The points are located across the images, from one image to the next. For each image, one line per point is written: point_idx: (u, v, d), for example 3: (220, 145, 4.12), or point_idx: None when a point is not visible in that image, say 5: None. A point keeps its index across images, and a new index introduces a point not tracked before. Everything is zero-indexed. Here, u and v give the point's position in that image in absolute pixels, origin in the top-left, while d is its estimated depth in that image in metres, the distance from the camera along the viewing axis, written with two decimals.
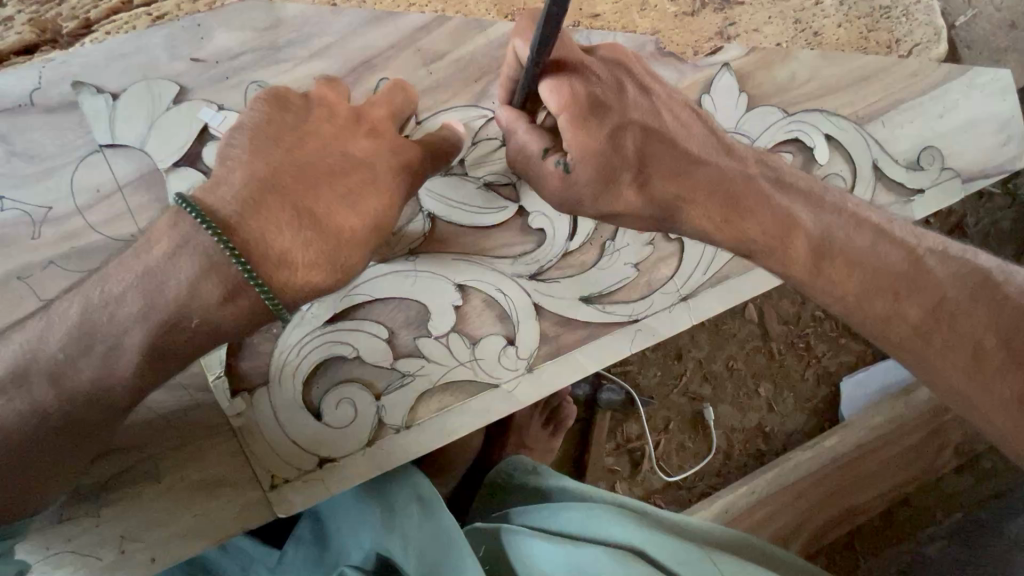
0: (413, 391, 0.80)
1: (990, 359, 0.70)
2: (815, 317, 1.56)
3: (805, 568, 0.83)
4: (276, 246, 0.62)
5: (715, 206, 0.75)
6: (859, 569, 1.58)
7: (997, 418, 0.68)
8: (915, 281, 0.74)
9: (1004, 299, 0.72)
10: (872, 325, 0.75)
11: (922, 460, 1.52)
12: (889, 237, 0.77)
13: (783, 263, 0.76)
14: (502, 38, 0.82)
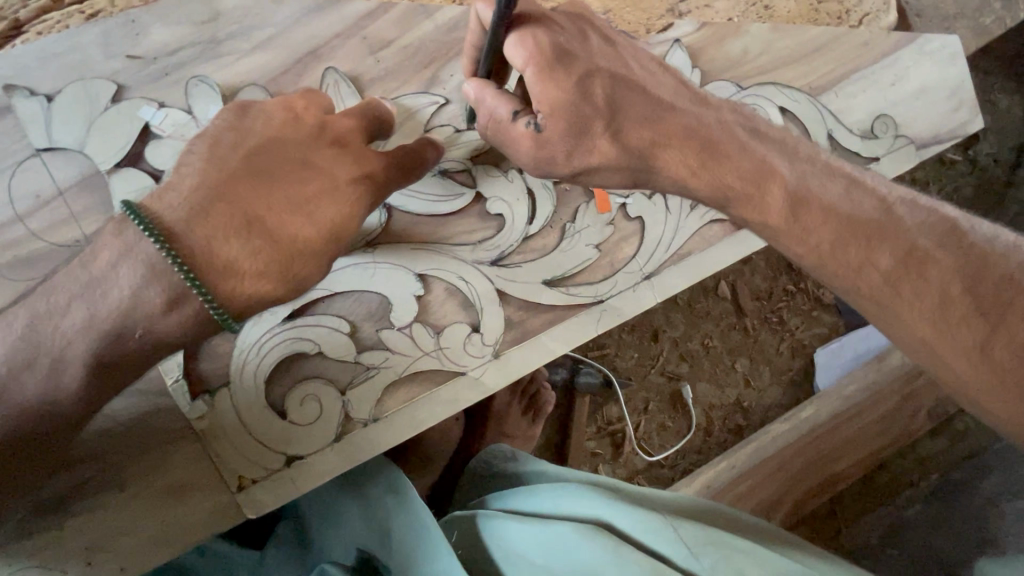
0: (379, 384, 0.79)
1: (955, 307, 0.68)
2: (786, 291, 1.58)
3: (773, 531, 0.84)
4: (223, 254, 0.62)
5: (692, 151, 0.72)
6: (841, 535, 1.62)
7: (957, 365, 0.68)
8: (885, 229, 0.71)
9: (966, 246, 0.71)
10: (844, 276, 0.71)
11: (899, 426, 1.55)
12: (860, 189, 0.75)
13: (761, 211, 0.73)
14: (449, 23, 0.81)
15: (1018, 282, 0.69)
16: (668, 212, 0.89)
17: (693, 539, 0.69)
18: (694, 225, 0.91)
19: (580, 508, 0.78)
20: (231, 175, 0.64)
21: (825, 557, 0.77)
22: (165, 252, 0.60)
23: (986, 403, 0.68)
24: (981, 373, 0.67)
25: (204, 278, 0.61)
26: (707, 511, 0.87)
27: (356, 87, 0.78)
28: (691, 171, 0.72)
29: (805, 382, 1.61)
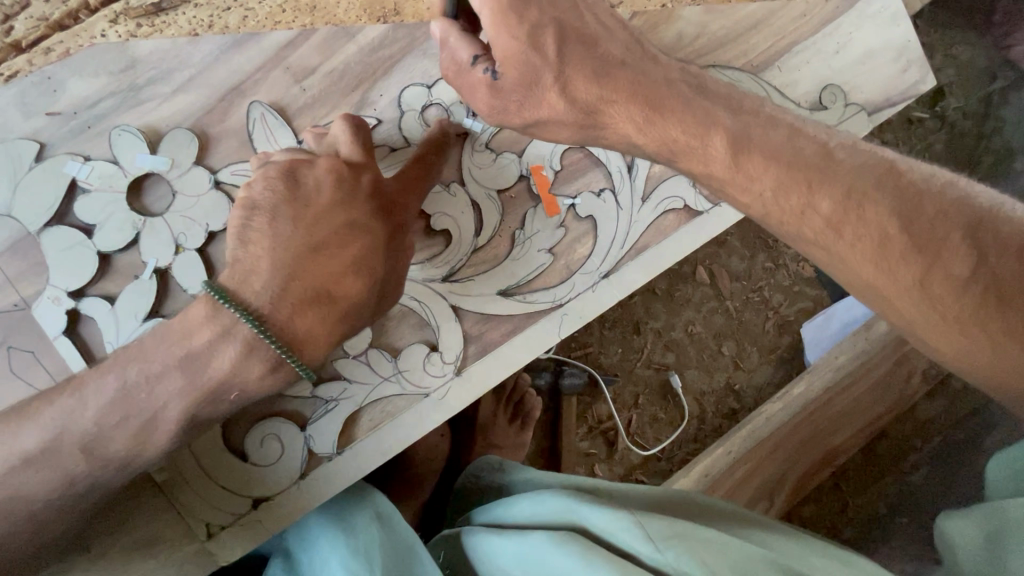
0: (341, 415, 0.78)
1: (894, 246, 0.62)
2: (766, 269, 1.56)
3: (750, 520, 0.84)
4: (303, 329, 0.65)
5: (638, 104, 0.69)
6: (847, 508, 1.60)
7: (905, 308, 0.63)
8: (826, 171, 0.65)
9: (908, 184, 0.64)
10: (785, 222, 0.67)
11: (894, 391, 1.53)
12: (801, 135, 0.69)
13: (705, 162, 0.69)
14: (373, 43, 0.80)
15: (954, 216, 0.62)
16: (619, 208, 0.88)
17: (658, 534, 0.66)
18: (647, 218, 0.89)
19: (558, 510, 0.78)
20: (281, 251, 0.65)
21: (797, 544, 0.74)
22: (259, 332, 0.62)
23: (935, 343, 0.62)
24: (920, 309, 0.61)
25: (295, 350, 0.65)
26: (688, 507, 0.86)
27: (285, 117, 0.77)
28: (638, 125, 0.69)
29: (795, 358, 1.59)
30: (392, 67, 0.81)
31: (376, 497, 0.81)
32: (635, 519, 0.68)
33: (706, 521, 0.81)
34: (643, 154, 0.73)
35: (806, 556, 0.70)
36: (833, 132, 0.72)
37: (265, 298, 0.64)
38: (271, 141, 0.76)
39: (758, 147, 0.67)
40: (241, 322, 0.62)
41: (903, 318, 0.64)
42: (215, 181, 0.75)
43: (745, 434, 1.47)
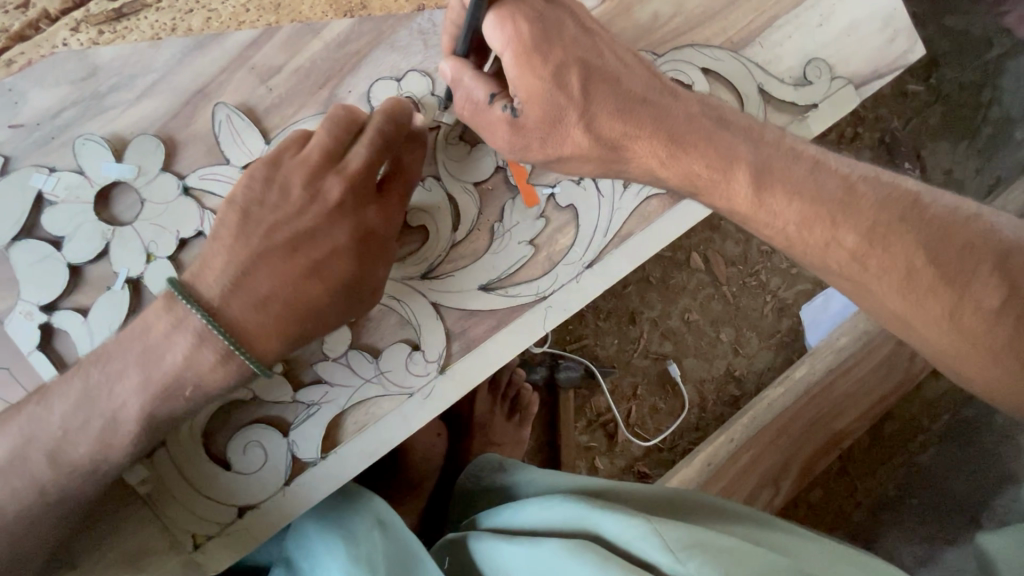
0: (323, 419, 0.77)
1: (921, 277, 0.64)
2: (762, 253, 1.53)
3: (754, 518, 0.84)
4: (255, 325, 0.65)
5: (662, 141, 0.69)
6: (857, 492, 1.57)
7: (932, 336, 0.66)
8: (848, 207, 0.66)
9: (931, 218, 0.66)
10: (812, 255, 0.69)
11: (898, 371, 1.50)
12: (827, 169, 0.70)
13: (727, 198, 0.70)
14: (339, 38, 0.78)
15: (980, 250, 0.64)
16: (601, 196, 0.86)
17: (677, 542, 0.65)
18: (631, 204, 0.87)
19: (569, 516, 0.77)
20: (254, 251, 0.66)
21: (827, 552, 0.75)
22: (210, 325, 0.64)
23: (965, 369, 0.66)
24: (949, 338, 0.64)
25: (247, 346, 0.65)
26: (702, 510, 0.86)
27: (252, 118, 0.76)
28: (662, 160, 0.70)
29: (796, 342, 1.56)
30: (359, 62, 0.79)
31: (376, 501, 0.83)
32: (652, 528, 0.67)
33: (718, 522, 0.81)
34: (665, 185, 0.74)
35: (828, 563, 0.72)
36: (866, 168, 0.72)
37: (216, 290, 0.65)
38: (239, 143, 0.75)
39: (782, 180, 0.68)
40: (194, 315, 0.64)
41: (931, 344, 0.67)
42: (183, 186, 0.73)
43: (747, 421, 1.45)
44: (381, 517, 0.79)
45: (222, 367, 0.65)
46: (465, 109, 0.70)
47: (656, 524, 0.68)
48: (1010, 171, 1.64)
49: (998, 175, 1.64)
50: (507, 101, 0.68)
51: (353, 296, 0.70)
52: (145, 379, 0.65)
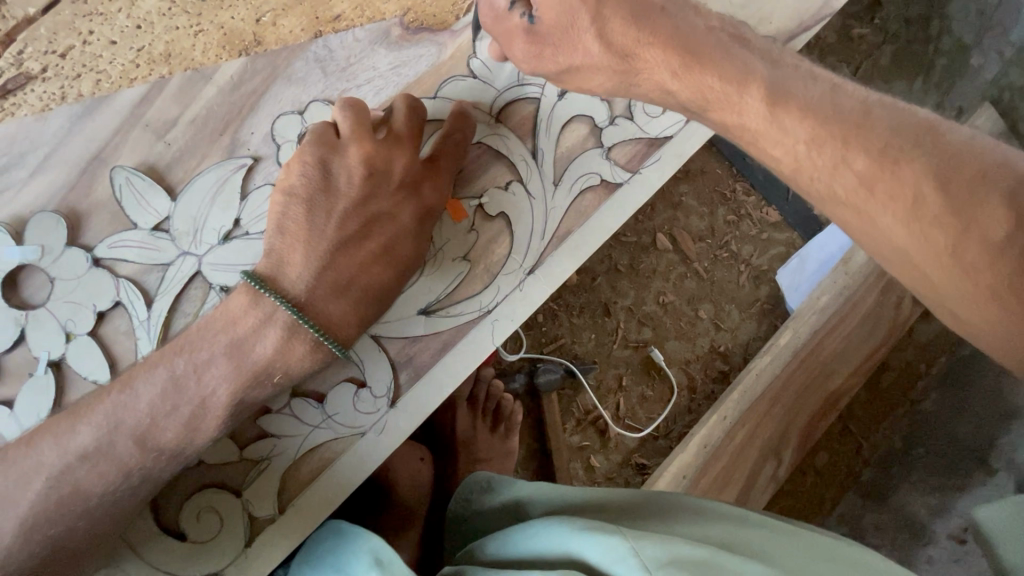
0: (276, 472, 0.76)
1: (928, 207, 0.59)
2: (729, 222, 1.50)
3: (762, 522, 0.79)
4: (338, 314, 0.69)
5: (676, 49, 0.67)
6: (863, 449, 1.54)
7: (933, 274, 0.60)
8: (862, 127, 0.63)
9: (947, 144, 0.61)
10: (819, 179, 0.64)
11: (886, 321, 1.47)
12: (843, 92, 0.67)
13: (738, 113, 0.67)
14: (232, 80, 0.76)
15: (992, 179, 0.58)
16: (531, 200, 0.83)
17: (654, 561, 0.63)
18: (565, 202, 0.84)
19: (554, 543, 0.72)
20: (315, 242, 0.69)
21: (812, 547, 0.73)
22: (299, 317, 0.67)
23: (960, 311, 0.60)
24: (948, 275, 0.59)
25: (332, 334, 0.69)
26: (694, 511, 0.83)
27: (153, 176, 0.73)
28: (674, 72, 0.68)
29: (777, 308, 1.53)
30: (258, 100, 0.76)
31: (372, 538, 0.72)
32: (630, 547, 0.65)
33: (714, 524, 0.78)
34: (678, 103, 0.72)
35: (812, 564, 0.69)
36: (868, 91, 0.69)
37: (302, 285, 0.68)
38: (142, 204, 0.72)
39: (796, 97, 0.65)
40: (280, 308, 0.67)
41: (930, 284, 0.61)
42: (92, 259, 0.72)
43: (737, 395, 1.41)
44: (378, 554, 0.69)
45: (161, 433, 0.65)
46: (486, 17, 0.70)
47: (637, 544, 0.65)
48: (971, 100, 1.60)
49: (959, 105, 1.60)
50: (526, 10, 0.68)
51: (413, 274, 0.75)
52: (89, 462, 0.65)
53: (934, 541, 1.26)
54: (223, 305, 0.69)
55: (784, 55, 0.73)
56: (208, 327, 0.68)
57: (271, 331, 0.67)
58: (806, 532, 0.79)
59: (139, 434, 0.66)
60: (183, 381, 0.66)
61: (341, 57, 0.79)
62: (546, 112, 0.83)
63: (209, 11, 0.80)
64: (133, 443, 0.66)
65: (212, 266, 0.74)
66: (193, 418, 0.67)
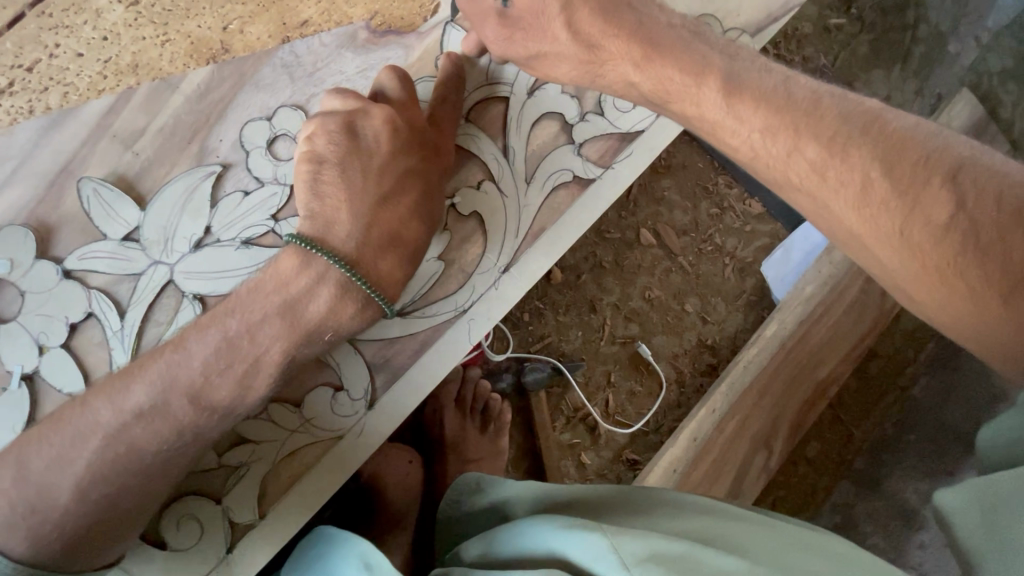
0: (255, 477, 0.76)
1: (877, 189, 0.59)
2: (712, 215, 1.50)
3: (739, 513, 0.79)
4: (385, 269, 0.71)
5: (638, 41, 0.70)
6: (853, 437, 1.54)
7: (887, 257, 0.59)
8: (811, 116, 0.63)
9: (893, 130, 0.61)
10: (774, 166, 0.65)
11: (872, 308, 1.47)
12: (795, 84, 0.67)
13: (697, 105, 0.68)
14: (199, 88, 0.77)
15: (936, 162, 0.58)
16: (504, 198, 0.83)
17: (632, 557, 0.63)
18: (537, 199, 0.84)
19: (538, 542, 0.72)
20: (353, 201, 0.70)
21: (784, 538, 0.73)
22: (348, 271, 0.68)
23: (914, 294, 0.59)
24: (901, 259, 0.58)
25: (379, 289, 0.70)
26: (673, 501, 0.84)
27: (122, 187, 0.74)
28: (636, 61, 0.71)
29: (763, 299, 1.53)
30: (226, 108, 0.77)
31: (362, 542, 0.71)
32: (610, 543, 0.65)
33: (695, 518, 0.77)
34: (645, 100, 0.74)
35: (807, 560, 0.67)
36: (822, 84, 0.69)
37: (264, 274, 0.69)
38: (111, 214, 0.73)
39: (750, 88, 0.66)
40: (332, 265, 0.68)
41: (885, 269, 0.61)
42: (63, 271, 0.72)
43: (726, 387, 1.40)
44: (366, 557, 0.69)
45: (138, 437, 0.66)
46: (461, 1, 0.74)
47: (617, 541, 0.65)
48: (950, 87, 1.60)
49: (938, 92, 1.60)
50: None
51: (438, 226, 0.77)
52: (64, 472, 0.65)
53: (925, 526, 1.26)
54: (272, 266, 0.69)
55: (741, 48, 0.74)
56: (258, 290, 0.68)
57: (324, 290, 0.68)
58: (790, 526, 0.77)
59: (113, 446, 0.66)
60: (156, 392, 0.66)
61: (307, 62, 0.80)
62: (516, 111, 0.84)
63: (175, 21, 0.80)
64: (106, 456, 0.66)
65: (184, 274, 0.74)
66: (166, 429, 0.66)
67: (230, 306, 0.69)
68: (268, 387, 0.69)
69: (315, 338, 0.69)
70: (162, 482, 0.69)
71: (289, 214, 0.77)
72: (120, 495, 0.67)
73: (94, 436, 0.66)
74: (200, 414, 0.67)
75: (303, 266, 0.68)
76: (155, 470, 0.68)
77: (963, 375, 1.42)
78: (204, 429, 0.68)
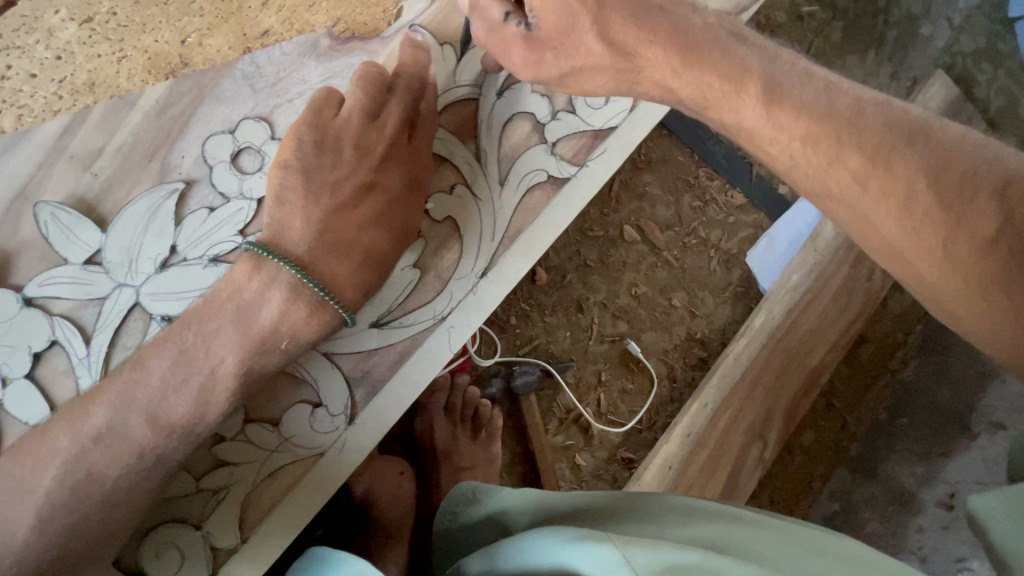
0: (235, 501, 0.74)
1: (921, 202, 0.59)
2: (695, 209, 1.49)
3: (740, 514, 0.76)
4: (341, 272, 0.70)
5: (676, 49, 0.68)
6: (848, 424, 1.54)
7: (924, 267, 0.61)
8: (854, 124, 0.63)
9: (939, 141, 0.61)
10: (804, 164, 0.65)
11: (859, 294, 1.47)
12: (837, 91, 0.66)
13: (735, 112, 0.68)
14: (157, 104, 0.75)
15: (980, 176, 0.59)
16: (478, 201, 0.82)
17: (643, 566, 0.58)
18: (512, 201, 0.83)
19: (543, 555, 0.66)
20: (313, 209, 0.70)
21: (791, 540, 0.70)
22: (304, 277, 0.68)
23: (948, 303, 0.61)
24: (940, 271, 0.60)
25: (336, 294, 0.70)
26: (682, 509, 0.80)
27: (81, 209, 0.71)
28: (673, 69, 0.69)
29: (751, 290, 1.52)
30: (186, 124, 0.75)
31: (358, 560, 0.66)
32: (621, 553, 0.60)
33: (706, 523, 0.74)
34: (680, 103, 0.72)
35: (804, 560, 0.65)
36: (866, 89, 0.68)
37: (236, 291, 0.68)
38: (71, 238, 0.71)
39: (790, 94, 0.65)
40: (285, 269, 0.68)
41: (922, 280, 0.62)
42: (23, 299, 0.70)
43: (718, 381, 1.39)
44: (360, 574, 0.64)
45: (112, 461, 0.65)
46: (480, 31, 0.72)
47: (628, 550, 0.60)
48: (926, 69, 1.59)
49: (914, 74, 1.59)
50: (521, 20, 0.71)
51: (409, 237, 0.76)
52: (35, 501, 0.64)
53: (923, 510, 1.25)
54: (227, 276, 0.70)
55: (780, 50, 0.71)
56: (213, 300, 0.69)
57: (276, 294, 0.68)
58: (797, 525, 0.75)
59: (72, 473, 0.65)
60: (114, 414, 0.65)
61: (269, 73, 0.78)
62: (486, 113, 0.82)
63: (132, 36, 0.78)
64: (65, 484, 0.65)
65: (151, 296, 0.72)
66: (125, 454, 0.66)
67: (188, 319, 0.68)
68: (228, 402, 0.68)
69: (272, 347, 0.69)
70: (124, 512, 0.67)
71: (256, 229, 0.75)
72: (81, 526, 0.66)
73: (66, 462, 0.65)
74: (159, 434, 0.66)
75: (272, 281, 0.68)
76: (115, 499, 0.66)
77: (953, 355, 1.42)
78: (166, 451, 0.67)
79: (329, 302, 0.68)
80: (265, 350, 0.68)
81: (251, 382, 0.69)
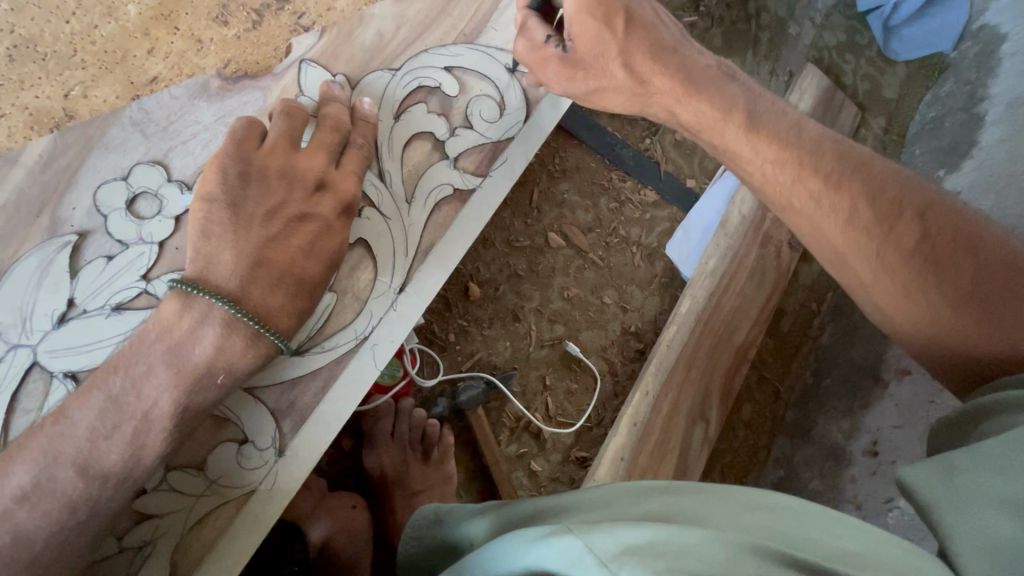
0: (164, 553, 0.72)
1: (862, 217, 0.68)
2: (613, 210, 1.56)
3: (686, 492, 0.67)
4: (275, 304, 0.70)
5: (680, 79, 0.78)
6: (780, 391, 1.64)
7: (863, 270, 0.69)
8: (813, 152, 0.72)
9: (878, 170, 0.71)
10: (772, 184, 0.74)
11: (771, 271, 1.58)
12: (804, 126, 0.76)
13: (721, 135, 0.76)
14: (40, 159, 0.73)
15: (907, 200, 0.69)
16: (389, 221, 0.84)
17: (606, 551, 0.47)
18: (422, 217, 0.86)
19: (508, 559, 0.56)
20: (239, 242, 0.70)
21: (745, 509, 0.59)
22: (234, 310, 0.67)
23: (881, 303, 0.70)
24: (876, 275, 0.68)
25: (271, 325, 0.70)
26: (646, 492, 0.69)
27: None
28: (677, 97, 0.78)
29: (675, 280, 1.61)
30: (75, 175, 0.74)
31: None
32: (584, 542, 0.49)
33: (662, 501, 0.65)
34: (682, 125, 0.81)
35: (748, 520, 0.56)
36: (826, 125, 0.78)
37: (146, 332, 0.67)
38: None
39: (767, 124, 0.74)
40: (216, 305, 0.67)
41: (861, 282, 0.71)
42: None
43: (655, 367, 1.45)
44: None
45: (27, 526, 0.62)
46: (522, 48, 0.78)
47: (590, 537, 0.49)
48: (798, 64, 1.71)
49: (790, 70, 1.70)
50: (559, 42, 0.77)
51: (331, 262, 0.76)
52: None
53: (853, 461, 1.30)
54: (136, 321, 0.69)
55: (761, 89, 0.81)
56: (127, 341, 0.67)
57: (200, 326, 0.67)
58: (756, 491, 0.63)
59: None
60: (38, 470, 0.62)
61: (159, 117, 0.78)
62: (385, 136, 0.85)
63: (10, 94, 0.79)
64: None
65: (49, 355, 0.69)
66: (55, 510, 0.62)
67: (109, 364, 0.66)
68: (164, 442, 0.66)
69: (208, 383, 0.67)
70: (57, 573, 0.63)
71: (162, 272, 0.73)
72: None
73: None
74: (89, 486, 0.63)
75: (205, 315, 0.67)
76: (45, 561, 0.62)
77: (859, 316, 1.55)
78: (99, 501, 0.64)
79: (264, 334, 0.68)
80: (196, 388, 0.67)
81: (186, 420, 0.67)
